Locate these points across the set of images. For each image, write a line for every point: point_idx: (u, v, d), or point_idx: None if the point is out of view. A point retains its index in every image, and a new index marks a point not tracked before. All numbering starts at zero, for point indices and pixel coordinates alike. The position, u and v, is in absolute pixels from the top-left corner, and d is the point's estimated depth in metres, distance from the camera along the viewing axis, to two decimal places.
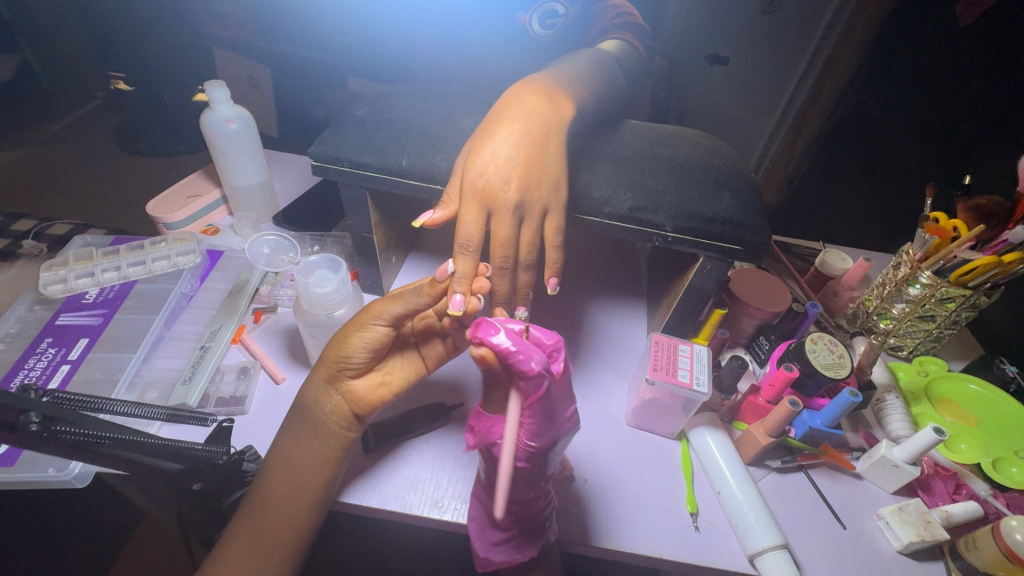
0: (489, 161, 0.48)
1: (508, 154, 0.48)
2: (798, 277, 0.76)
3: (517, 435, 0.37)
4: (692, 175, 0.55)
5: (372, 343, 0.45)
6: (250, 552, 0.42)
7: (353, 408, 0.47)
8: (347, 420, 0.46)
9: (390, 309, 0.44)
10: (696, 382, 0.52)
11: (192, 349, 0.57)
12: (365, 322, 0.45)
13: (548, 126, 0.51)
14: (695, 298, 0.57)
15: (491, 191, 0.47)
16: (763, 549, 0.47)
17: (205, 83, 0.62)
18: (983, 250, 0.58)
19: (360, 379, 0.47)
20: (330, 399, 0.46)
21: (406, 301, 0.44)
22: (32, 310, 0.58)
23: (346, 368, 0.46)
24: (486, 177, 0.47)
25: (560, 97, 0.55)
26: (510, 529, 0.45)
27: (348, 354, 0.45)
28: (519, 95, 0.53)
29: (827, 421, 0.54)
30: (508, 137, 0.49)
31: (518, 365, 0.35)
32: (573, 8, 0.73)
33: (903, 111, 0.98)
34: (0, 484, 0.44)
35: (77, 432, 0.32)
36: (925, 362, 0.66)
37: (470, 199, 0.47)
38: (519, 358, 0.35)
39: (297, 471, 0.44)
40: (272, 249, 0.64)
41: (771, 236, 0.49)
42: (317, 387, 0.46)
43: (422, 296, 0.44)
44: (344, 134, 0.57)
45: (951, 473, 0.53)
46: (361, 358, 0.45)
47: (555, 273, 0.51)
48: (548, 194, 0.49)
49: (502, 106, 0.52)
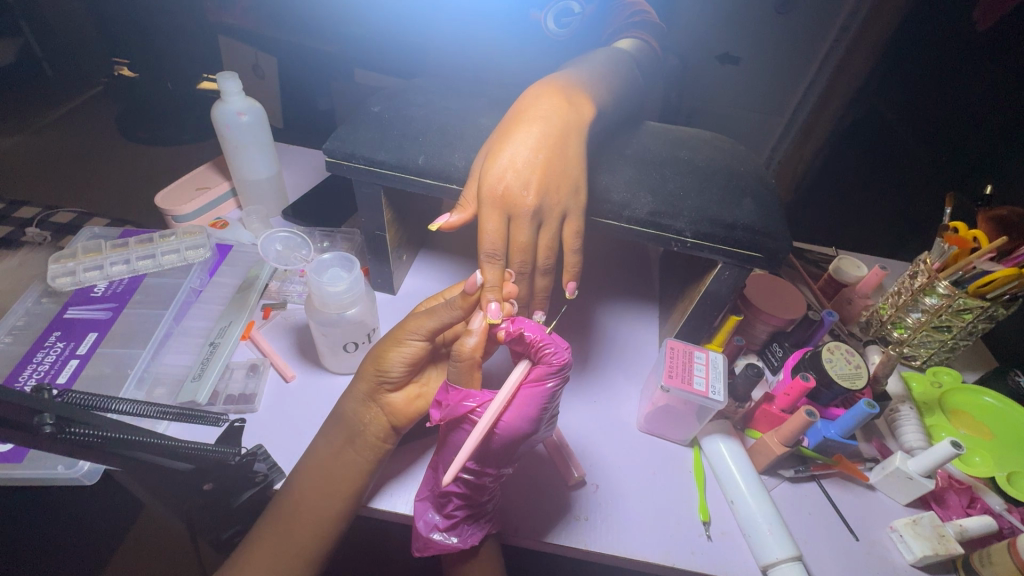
0: (508, 165, 0.47)
1: (528, 157, 0.48)
2: (811, 283, 0.76)
3: (508, 409, 0.41)
4: (712, 181, 0.54)
5: (410, 358, 0.45)
6: (281, 556, 0.42)
7: (392, 420, 0.47)
8: (385, 432, 0.46)
9: (426, 324, 0.45)
10: (712, 391, 0.51)
11: (201, 345, 0.56)
12: (401, 337, 0.45)
13: (568, 127, 0.50)
14: (711, 305, 0.56)
15: (510, 196, 0.47)
16: (777, 560, 0.46)
17: (216, 75, 0.62)
18: (1002, 262, 0.57)
19: (398, 392, 0.47)
20: (370, 411, 0.46)
21: (439, 315, 0.44)
22: (40, 303, 0.57)
23: (385, 382, 0.46)
24: (505, 182, 0.47)
25: (580, 96, 0.54)
26: (456, 513, 0.45)
27: (388, 368, 0.45)
28: (539, 95, 0.52)
29: (841, 432, 0.53)
30: (529, 138, 0.48)
31: (547, 352, 0.42)
32: (589, 7, 0.71)
33: (917, 115, 0.97)
34: (8, 481, 0.43)
35: (90, 433, 0.31)
36: (938, 373, 0.66)
37: (489, 205, 0.47)
38: (547, 347, 0.42)
39: (321, 476, 0.44)
40: (284, 247, 0.64)
41: (793, 244, 0.49)
42: (356, 399, 0.46)
43: (455, 309, 0.44)
44: (359, 130, 0.56)
45: (965, 487, 0.53)
46: (400, 372, 0.45)
47: (573, 277, 0.50)
48: (567, 198, 0.48)
49: (521, 106, 0.52)
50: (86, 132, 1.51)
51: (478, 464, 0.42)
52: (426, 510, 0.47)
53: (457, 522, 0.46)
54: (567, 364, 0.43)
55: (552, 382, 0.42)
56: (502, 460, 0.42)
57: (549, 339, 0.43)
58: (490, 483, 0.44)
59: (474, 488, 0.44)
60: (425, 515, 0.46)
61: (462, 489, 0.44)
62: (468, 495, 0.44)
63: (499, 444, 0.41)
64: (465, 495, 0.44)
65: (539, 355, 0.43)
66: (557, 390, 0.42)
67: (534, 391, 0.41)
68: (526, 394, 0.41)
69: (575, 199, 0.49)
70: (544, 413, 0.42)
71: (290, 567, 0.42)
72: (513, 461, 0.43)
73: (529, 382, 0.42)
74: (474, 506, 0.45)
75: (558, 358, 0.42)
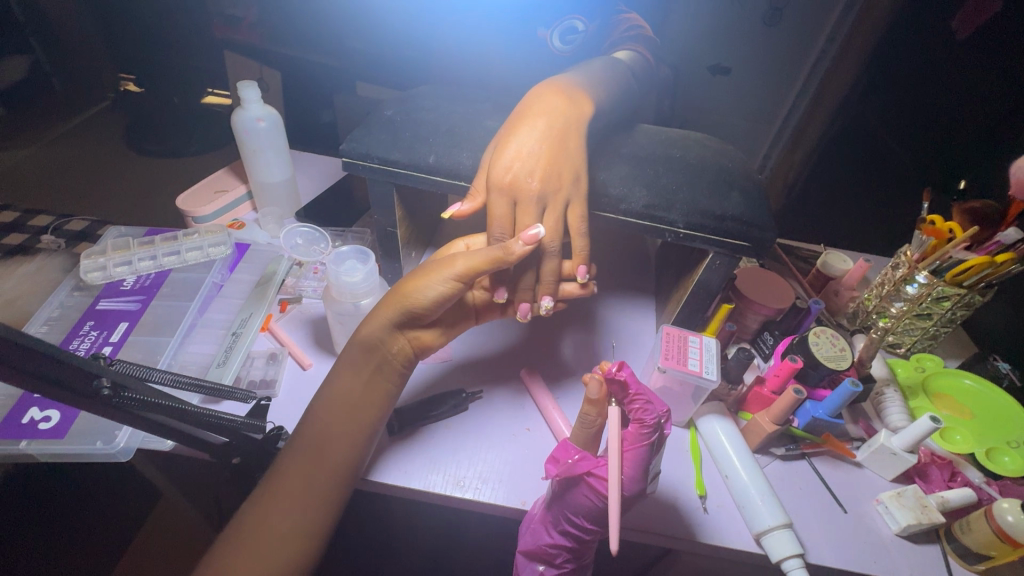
0: (515, 156, 0.51)
1: (533, 148, 0.51)
2: (801, 277, 0.79)
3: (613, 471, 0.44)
4: (703, 176, 0.57)
5: (442, 295, 0.49)
6: None
7: (417, 348, 0.52)
8: (408, 359, 0.52)
9: (465, 265, 0.48)
10: (706, 371, 0.54)
11: (223, 335, 0.60)
12: (441, 272, 0.49)
13: (569, 123, 0.54)
14: (704, 293, 0.60)
15: (517, 183, 0.50)
16: (769, 528, 0.49)
17: (237, 83, 0.65)
18: (976, 250, 0.62)
19: (422, 324, 0.52)
20: (398, 341, 0.51)
21: (481, 255, 0.48)
22: (72, 296, 0.60)
23: (415, 314, 0.50)
24: (512, 171, 0.50)
25: (580, 94, 0.58)
26: (562, 565, 0.50)
27: (418, 300, 0.49)
28: (543, 94, 0.56)
29: (829, 411, 0.56)
30: (535, 133, 0.52)
31: (640, 411, 0.45)
32: (592, 24, 0.77)
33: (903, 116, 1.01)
34: (50, 456, 0.46)
35: (138, 399, 0.34)
36: (922, 359, 0.69)
37: (498, 193, 0.51)
38: (642, 403, 0.46)
39: (333, 423, 0.47)
40: (303, 240, 0.69)
41: (778, 234, 0.52)
42: (385, 327, 0.50)
43: (498, 254, 0.48)
44: (373, 132, 0.60)
45: (947, 461, 0.56)
46: (431, 306, 0.50)
47: (583, 261, 0.53)
48: (565, 185, 0.52)
49: (525, 104, 0.56)
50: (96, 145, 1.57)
51: (582, 521, 0.47)
52: (529, 561, 0.52)
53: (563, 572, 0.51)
54: (658, 415, 0.45)
55: (649, 441, 0.44)
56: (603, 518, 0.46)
57: (636, 395, 0.46)
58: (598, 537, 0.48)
59: (580, 542, 0.48)
60: (528, 566, 0.51)
61: (568, 542, 0.49)
62: (575, 549, 0.49)
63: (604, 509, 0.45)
64: (572, 548, 0.49)
65: (631, 410, 0.46)
66: (654, 448, 0.45)
67: (635, 449, 0.44)
68: (629, 452, 0.44)
69: (576, 188, 0.52)
70: (648, 471, 0.45)
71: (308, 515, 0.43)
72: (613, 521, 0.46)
73: (627, 442, 0.45)
74: (580, 557, 0.50)
75: (651, 414, 0.45)
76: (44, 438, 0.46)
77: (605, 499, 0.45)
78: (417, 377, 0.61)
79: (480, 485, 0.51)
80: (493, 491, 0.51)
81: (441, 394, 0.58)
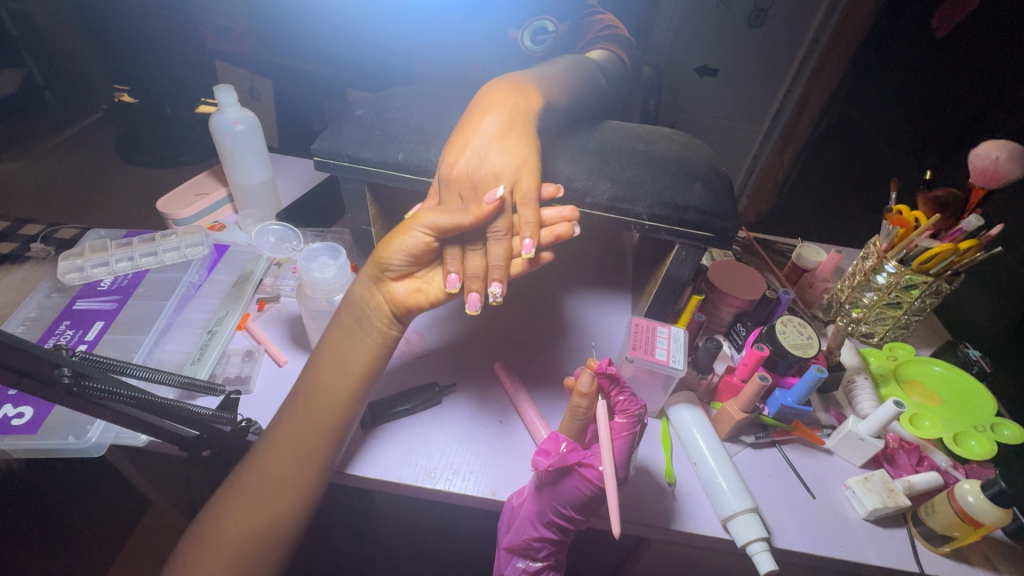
0: (461, 152, 0.53)
1: (484, 145, 0.53)
2: (776, 270, 0.80)
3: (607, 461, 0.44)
4: (668, 169, 0.59)
5: (412, 249, 0.47)
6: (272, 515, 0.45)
7: (394, 310, 0.49)
8: (388, 320, 0.49)
9: (435, 218, 0.46)
10: (673, 360, 0.55)
11: (199, 334, 0.61)
12: (409, 227, 0.47)
13: (519, 116, 0.56)
14: (673, 285, 0.61)
15: (464, 178, 0.52)
16: (735, 513, 0.50)
17: (214, 87, 0.66)
18: (940, 239, 0.62)
19: (401, 283, 0.49)
20: (374, 298, 0.49)
21: (451, 215, 0.46)
22: (50, 297, 0.61)
23: (388, 271, 0.48)
24: (459, 168, 0.52)
25: (528, 89, 0.59)
26: (545, 559, 0.50)
27: (390, 256, 0.47)
28: (489, 93, 0.58)
29: (797, 399, 0.57)
30: (482, 130, 0.54)
31: (625, 404, 0.46)
32: (563, 24, 0.79)
33: (890, 113, 1.02)
34: (21, 452, 0.47)
35: (101, 388, 0.35)
36: (894, 348, 0.70)
37: (449, 190, 0.52)
38: (622, 396, 0.46)
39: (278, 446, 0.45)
40: (276, 239, 0.71)
41: (740, 223, 0.53)
42: (364, 284, 0.49)
43: (468, 215, 0.46)
44: (345, 131, 0.61)
45: (914, 446, 0.57)
46: (401, 262, 0.47)
47: (529, 233, 0.47)
48: (510, 168, 0.51)
49: (475, 103, 0.58)
50: (87, 155, 1.58)
51: (570, 512, 0.46)
52: (511, 557, 0.51)
53: (545, 566, 0.50)
54: (641, 406, 0.46)
55: (634, 431, 0.45)
56: (589, 507, 0.46)
57: (620, 388, 0.47)
58: (581, 528, 0.48)
59: (564, 533, 0.48)
60: (511, 562, 0.51)
61: (553, 534, 0.48)
62: (558, 541, 0.49)
63: (593, 498, 0.45)
64: (557, 539, 0.48)
65: (616, 403, 0.46)
66: (638, 437, 0.45)
67: (621, 438, 0.45)
68: (617, 441, 0.45)
69: (523, 167, 0.51)
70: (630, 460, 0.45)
71: (244, 544, 0.42)
72: (596, 508, 0.46)
73: (613, 432, 0.45)
74: (561, 549, 0.50)
75: (635, 406, 0.46)
76: (17, 433, 0.47)
77: (596, 489, 0.44)
78: (391, 372, 0.61)
79: (451, 476, 0.52)
80: (463, 482, 0.51)
81: (413, 387, 0.59)
